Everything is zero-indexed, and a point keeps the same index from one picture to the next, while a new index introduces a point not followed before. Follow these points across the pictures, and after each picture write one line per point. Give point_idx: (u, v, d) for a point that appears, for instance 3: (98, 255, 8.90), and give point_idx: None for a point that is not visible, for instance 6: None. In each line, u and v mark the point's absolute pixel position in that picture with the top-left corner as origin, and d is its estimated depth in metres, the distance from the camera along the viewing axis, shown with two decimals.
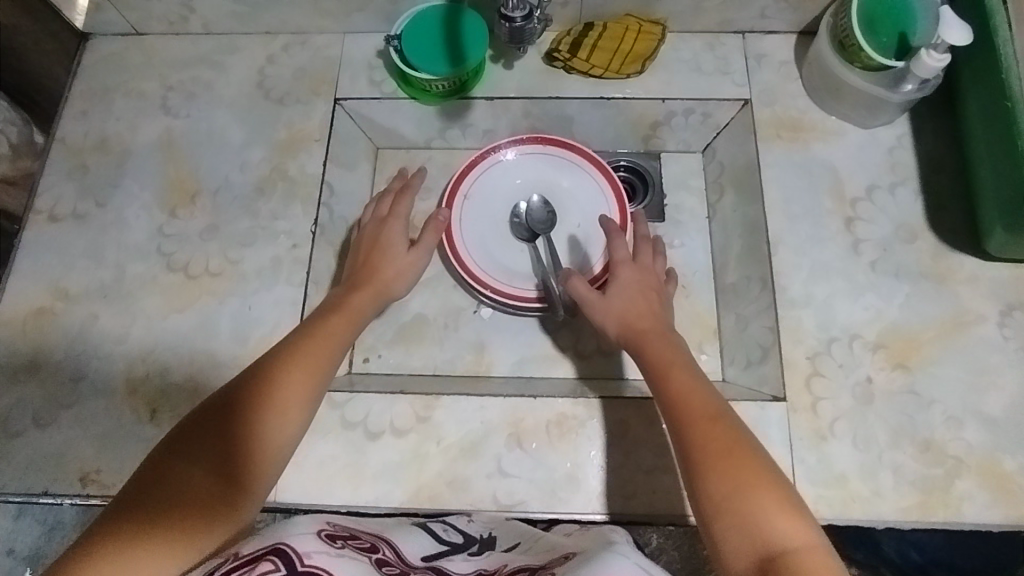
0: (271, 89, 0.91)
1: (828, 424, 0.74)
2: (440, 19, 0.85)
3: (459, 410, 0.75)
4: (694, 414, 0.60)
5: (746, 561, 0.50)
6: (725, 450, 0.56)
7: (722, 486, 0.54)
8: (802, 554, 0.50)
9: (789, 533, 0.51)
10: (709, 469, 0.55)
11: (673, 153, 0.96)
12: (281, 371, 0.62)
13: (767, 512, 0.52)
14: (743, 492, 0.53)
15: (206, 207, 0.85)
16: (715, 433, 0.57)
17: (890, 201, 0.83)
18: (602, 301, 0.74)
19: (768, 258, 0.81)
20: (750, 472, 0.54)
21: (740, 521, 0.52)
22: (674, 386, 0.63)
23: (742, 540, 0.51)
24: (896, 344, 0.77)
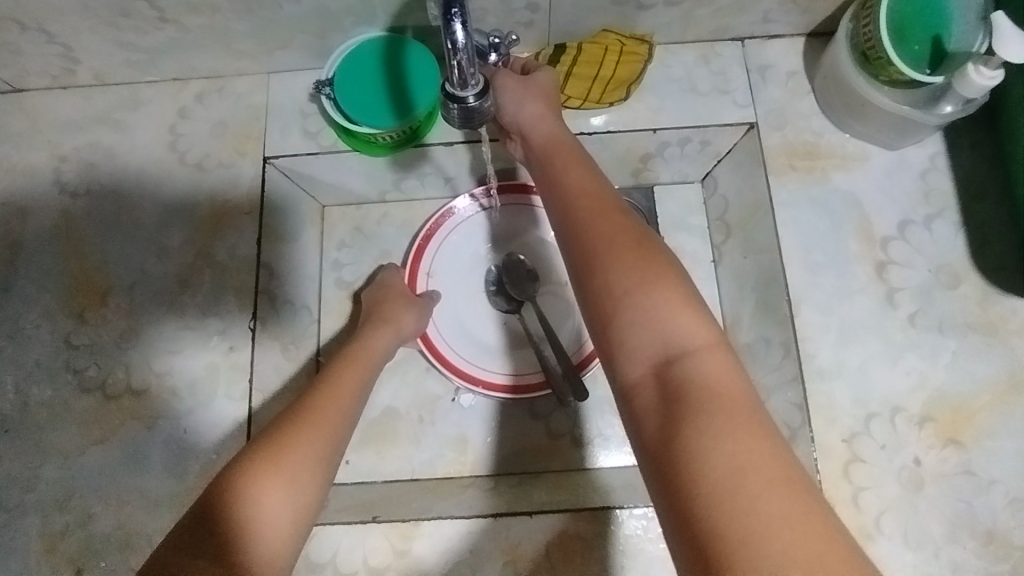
0: (185, 151, 0.76)
1: (874, 520, 0.63)
2: (377, 58, 0.71)
3: (443, 538, 0.64)
4: (591, 207, 0.55)
5: (643, 368, 0.47)
6: (631, 249, 0.51)
7: (624, 276, 0.50)
8: (706, 358, 0.47)
9: (688, 331, 0.47)
10: (613, 261, 0.51)
11: (667, 186, 0.82)
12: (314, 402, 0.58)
13: (671, 317, 0.48)
14: (646, 288, 0.49)
15: (120, 308, 0.71)
16: (620, 236, 0.52)
17: (927, 238, 0.71)
18: (512, 85, 0.65)
19: (790, 319, 0.69)
20: (656, 270, 0.50)
21: (638, 317, 0.48)
22: (570, 180, 0.58)
23: (640, 333, 0.48)
24: (944, 416, 0.66)
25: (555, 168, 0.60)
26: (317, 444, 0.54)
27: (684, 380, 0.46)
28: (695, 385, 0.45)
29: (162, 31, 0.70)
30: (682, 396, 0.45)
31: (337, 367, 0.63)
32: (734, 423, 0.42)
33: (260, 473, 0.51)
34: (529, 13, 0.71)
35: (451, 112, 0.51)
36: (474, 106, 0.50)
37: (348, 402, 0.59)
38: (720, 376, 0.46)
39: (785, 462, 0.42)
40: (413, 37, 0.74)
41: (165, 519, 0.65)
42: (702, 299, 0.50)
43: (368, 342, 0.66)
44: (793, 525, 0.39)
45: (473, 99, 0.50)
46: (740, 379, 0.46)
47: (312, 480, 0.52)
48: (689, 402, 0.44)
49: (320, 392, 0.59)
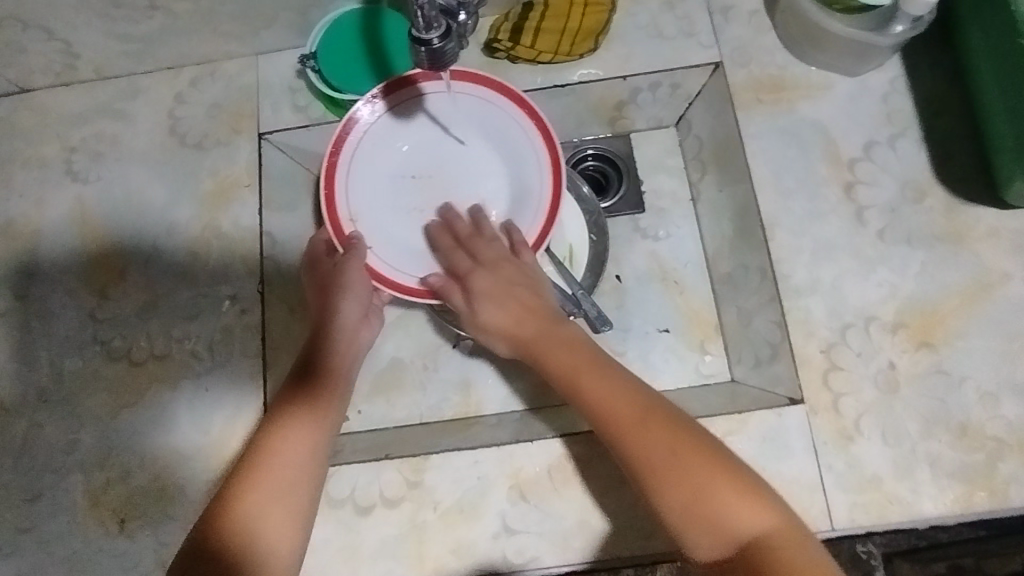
0: (185, 134, 0.80)
1: (853, 422, 0.67)
2: (354, 31, 0.76)
3: (452, 468, 0.69)
4: (625, 425, 0.54)
5: (722, 551, 0.49)
6: (683, 461, 0.51)
7: (685, 500, 0.50)
8: (713, 466, 0.51)
9: (752, 519, 0.49)
10: (674, 491, 0.50)
11: (644, 133, 0.85)
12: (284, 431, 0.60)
13: (727, 509, 0.49)
14: (714, 508, 0.49)
15: (137, 283, 0.76)
16: (665, 443, 0.52)
17: (893, 157, 0.74)
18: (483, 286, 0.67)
19: (765, 244, 0.73)
20: (711, 476, 0.51)
21: (697, 520, 0.50)
22: (599, 390, 0.57)
23: (709, 535, 0.49)
24: (916, 321, 0.69)
25: (576, 388, 0.58)
26: (292, 467, 0.58)
27: (756, 551, 0.48)
28: (775, 561, 0.47)
29: (153, 20, 0.75)
30: (762, 569, 0.47)
31: (314, 382, 0.65)
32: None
33: (238, 513, 0.54)
34: None
35: (419, 55, 0.55)
36: (439, 48, 0.54)
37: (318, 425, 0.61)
38: (780, 534, 0.48)
39: (819, 561, 0.47)
40: (389, 7, 0.78)
41: (196, 470, 0.70)
42: (739, 462, 0.52)
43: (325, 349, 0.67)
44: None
45: (437, 41, 0.54)
46: (744, 465, 0.52)
47: (287, 512, 0.56)
48: (766, 567, 0.47)
49: (293, 418, 0.61)
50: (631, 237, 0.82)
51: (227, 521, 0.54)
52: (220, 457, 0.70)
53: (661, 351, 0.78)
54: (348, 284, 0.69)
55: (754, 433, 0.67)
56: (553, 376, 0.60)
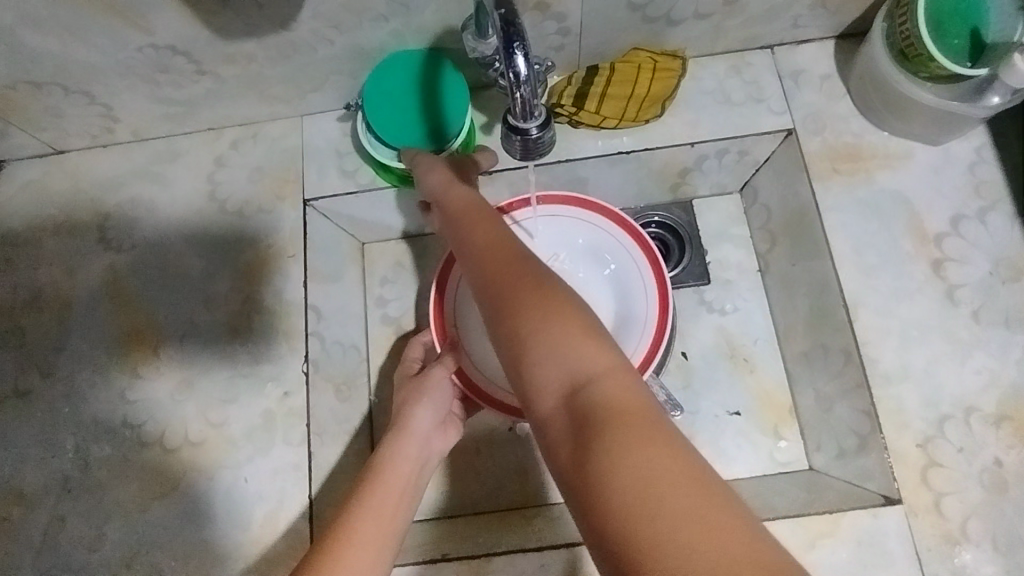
0: (226, 200, 0.76)
1: (959, 527, 0.61)
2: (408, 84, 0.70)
3: (513, 573, 0.60)
4: (501, 282, 0.47)
5: (555, 398, 0.42)
6: (545, 305, 0.45)
7: (539, 339, 0.44)
8: (583, 327, 0.44)
9: (595, 359, 0.43)
10: (534, 337, 0.44)
11: (706, 199, 0.82)
12: (334, 549, 0.49)
13: (577, 347, 0.43)
14: (563, 344, 0.43)
15: (172, 361, 0.71)
16: (524, 292, 0.46)
17: (983, 232, 0.70)
18: (428, 159, 0.62)
19: (849, 325, 0.68)
20: (565, 325, 0.44)
21: (542, 366, 0.43)
22: (485, 250, 0.50)
23: (555, 359, 0.43)
24: (1021, 413, 0.64)
25: (462, 230, 0.54)
26: None
27: (590, 400, 0.41)
28: (603, 408, 0.40)
29: (199, 84, 0.71)
30: (588, 423, 0.40)
31: (370, 495, 0.54)
32: (635, 427, 0.39)
33: None
34: (560, 37, 0.71)
35: (514, 144, 0.51)
36: (536, 137, 0.50)
37: (377, 555, 0.50)
38: (615, 385, 0.42)
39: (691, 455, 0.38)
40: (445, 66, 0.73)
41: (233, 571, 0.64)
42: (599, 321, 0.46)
43: (398, 452, 0.59)
44: (673, 482, 0.36)
45: (534, 132, 0.50)
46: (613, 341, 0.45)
47: None
48: (599, 424, 0.40)
49: (346, 535, 0.50)
50: (695, 309, 0.78)
51: None
52: (260, 559, 0.64)
53: (733, 433, 0.74)
54: (426, 391, 0.66)
55: (849, 536, 0.61)
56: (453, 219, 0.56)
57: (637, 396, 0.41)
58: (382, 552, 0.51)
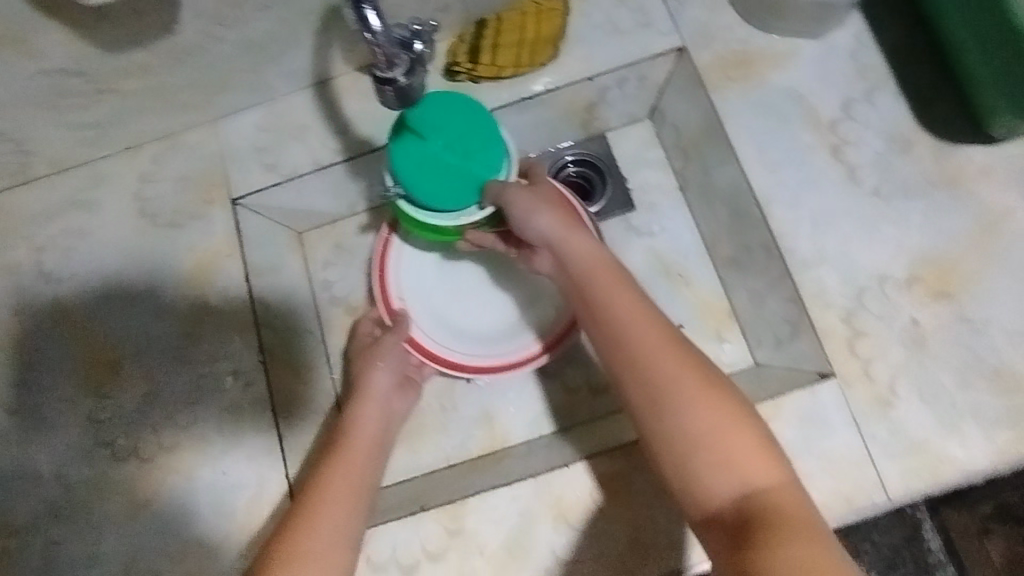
0: (156, 212, 0.78)
1: (888, 386, 0.65)
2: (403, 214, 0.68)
3: (490, 507, 0.64)
4: (683, 371, 0.55)
5: (728, 495, 0.52)
6: (702, 430, 0.54)
7: (711, 457, 0.53)
8: (738, 423, 0.53)
9: (764, 475, 0.52)
10: (691, 459, 0.53)
11: (618, 130, 0.86)
12: (313, 503, 0.56)
13: (768, 504, 0.50)
14: (743, 495, 0.51)
15: (133, 376, 0.73)
16: (711, 400, 0.54)
17: (873, 113, 0.74)
18: (523, 197, 0.66)
19: (763, 221, 0.71)
20: (735, 437, 0.53)
21: (731, 508, 0.51)
22: (637, 336, 0.58)
23: (720, 473, 0.52)
24: (929, 273, 0.68)
25: (601, 300, 0.60)
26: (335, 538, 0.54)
27: (765, 504, 0.50)
28: (806, 572, 0.45)
29: (103, 102, 0.72)
30: (756, 530, 0.49)
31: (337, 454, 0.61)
32: (812, 559, 0.45)
33: None
34: None
35: (386, 94, 0.55)
36: (405, 84, 0.55)
37: (351, 501, 0.57)
38: (800, 523, 0.49)
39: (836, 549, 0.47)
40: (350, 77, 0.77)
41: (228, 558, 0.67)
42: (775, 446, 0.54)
43: (361, 414, 0.66)
44: (804, 557, 0.46)
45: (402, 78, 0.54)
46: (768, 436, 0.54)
47: None
48: (762, 521, 0.49)
49: (320, 490, 0.57)
50: (625, 236, 0.82)
51: None
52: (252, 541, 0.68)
53: None
54: (379, 355, 0.71)
55: (792, 414, 0.65)
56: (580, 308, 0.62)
57: (759, 445, 0.53)
58: (356, 500, 0.57)
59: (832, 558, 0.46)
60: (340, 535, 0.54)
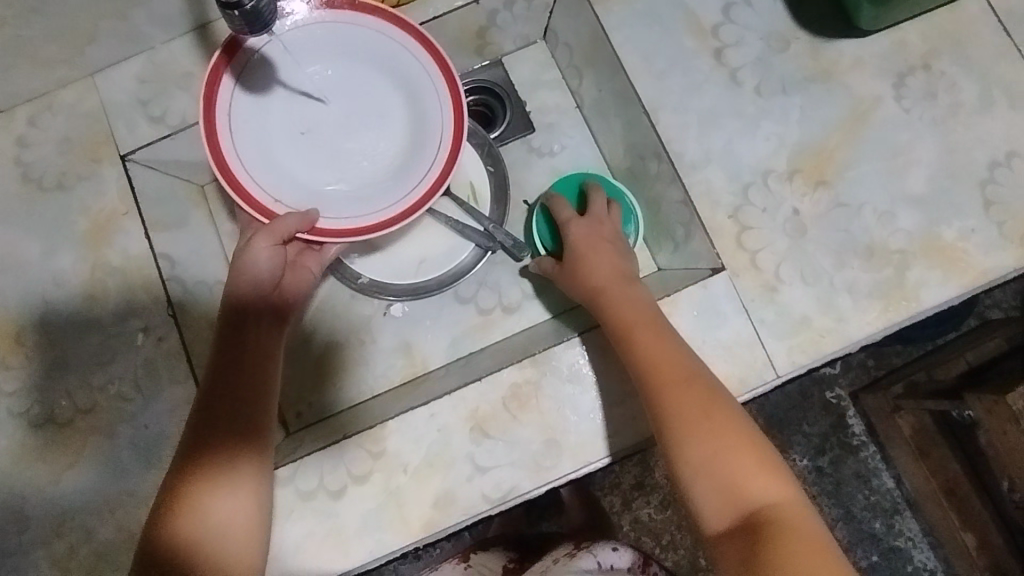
0: (40, 176, 0.75)
1: (773, 273, 0.70)
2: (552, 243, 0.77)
3: (410, 427, 0.67)
4: (666, 381, 0.59)
5: (722, 516, 0.54)
6: (694, 419, 0.57)
7: (703, 453, 0.56)
8: (731, 422, 0.57)
9: (767, 490, 0.54)
10: (689, 452, 0.56)
11: (514, 53, 0.86)
12: (218, 433, 0.58)
13: (751, 481, 0.55)
14: (738, 478, 0.55)
15: (39, 344, 0.72)
16: (693, 402, 0.58)
17: (751, 13, 0.75)
18: (580, 236, 0.71)
19: (652, 129, 0.73)
20: (728, 432, 0.57)
21: (721, 494, 0.55)
22: (647, 348, 0.61)
23: (716, 496, 0.55)
24: (808, 164, 0.72)
25: (629, 334, 0.62)
26: (246, 471, 0.58)
27: (747, 492, 0.54)
28: (781, 529, 0.52)
29: None
30: (760, 530, 0.52)
31: (240, 371, 0.61)
32: (790, 534, 0.51)
33: (191, 518, 0.54)
34: None
35: (233, 19, 0.51)
36: (253, 7, 0.50)
37: (257, 426, 0.59)
38: (785, 507, 0.53)
39: (821, 534, 0.52)
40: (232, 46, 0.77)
41: None
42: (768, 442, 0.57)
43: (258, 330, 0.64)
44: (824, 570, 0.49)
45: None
46: (774, 454, 0.57)
47: (236, 525, 0.56)
48: (770, 529, 0.52)
49: (226, 416, 0.59)
50: (526, 158, 0.84)
51: (181, 536, 0.54)
52: None
53: None
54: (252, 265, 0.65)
55: (685, 310, 0.69)
56: (611, 316, 0.64)
57: (765, 459, 0.56)
58: (259, 427, 0.59)
59: (810, 522, 0.53)
60: (251, 466, 0.58)
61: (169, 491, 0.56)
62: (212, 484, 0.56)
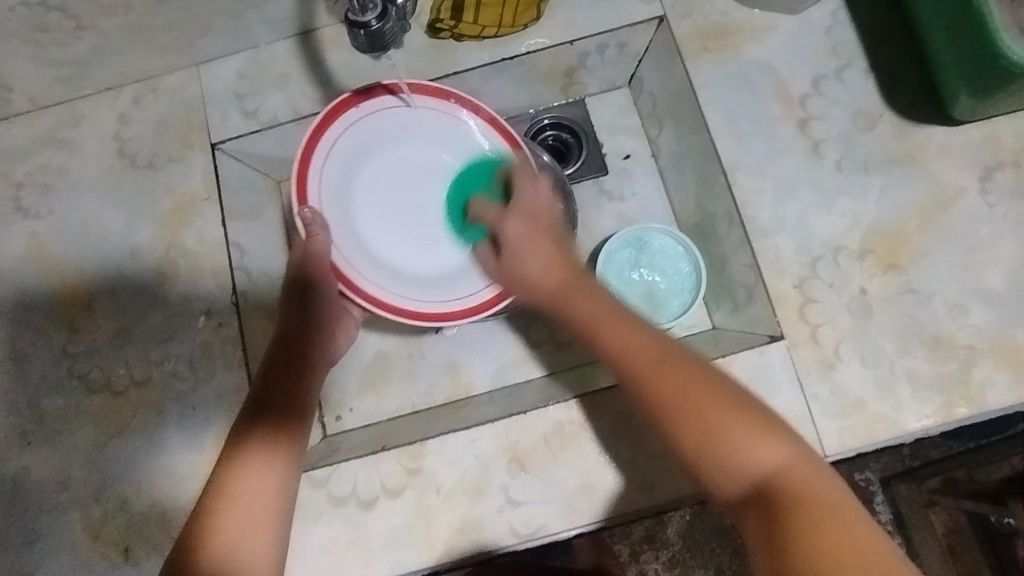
0: (134, 153, 0.79)
1: (833, 350, 0.69)
2: (610, 281, 0.79)
3: (449, 449, 0.67)
4: (670, 401, 0.53)
5: (737, 488, 0.50)
6: (706, 436, 0.51)
7: (729, 470, 0.50)
8: (764, 433, 0.51)
9: (843, 541, 0.44)
10: (715, 465, 0.50)
11: (597, 95, 0.87)
12: (275, 396, 0.62)
13: (821, 530, 0.45)
14: (795, 515, 0.46)
15: (106, 312, 0.75)
16: (717, 407, 0.52)
17: (841, 88, 0.75)
18: (517, 201, 0.71)
19: (728, 189, 0.73)
20: (758, 435, 0.51)
21: (783, 526, 0.46)
22: (611, 338, 0.57)
23: (728, 473, 0.50)
24: (882, 245, 0.71)
25: (600, 335, 0.58)
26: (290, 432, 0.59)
27: (800, 516, 0.46)
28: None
29: (82, 41, 0.73)
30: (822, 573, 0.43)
31: (294, 357, 0.66)
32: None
33: (241, 461, 0.56)
34: None
35: (359, 38, 0.56)
36: (377, 29, 0.56)
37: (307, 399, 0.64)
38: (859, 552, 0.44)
39: None
40: (332, 54, 0.80)
41: (194, 488, 0.70)
42: (809, 450, 0.51)
43: (313, 329, 0.68)
44: (864, 544, 0.44)
45: (375, 22, 0.55)
46: (770, 416, 0.52)
47: (283, 477, 0.56)
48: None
49: (285, 391, 0.63)
50: (596, 199, 0.85)
51: (231, 480, 0.55)
52: None
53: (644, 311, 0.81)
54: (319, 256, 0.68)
55: (737, 375, 0.68)
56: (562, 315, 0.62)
57: (826, 486, 0.48)
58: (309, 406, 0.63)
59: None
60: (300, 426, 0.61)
61: (226, 445, 0.58)
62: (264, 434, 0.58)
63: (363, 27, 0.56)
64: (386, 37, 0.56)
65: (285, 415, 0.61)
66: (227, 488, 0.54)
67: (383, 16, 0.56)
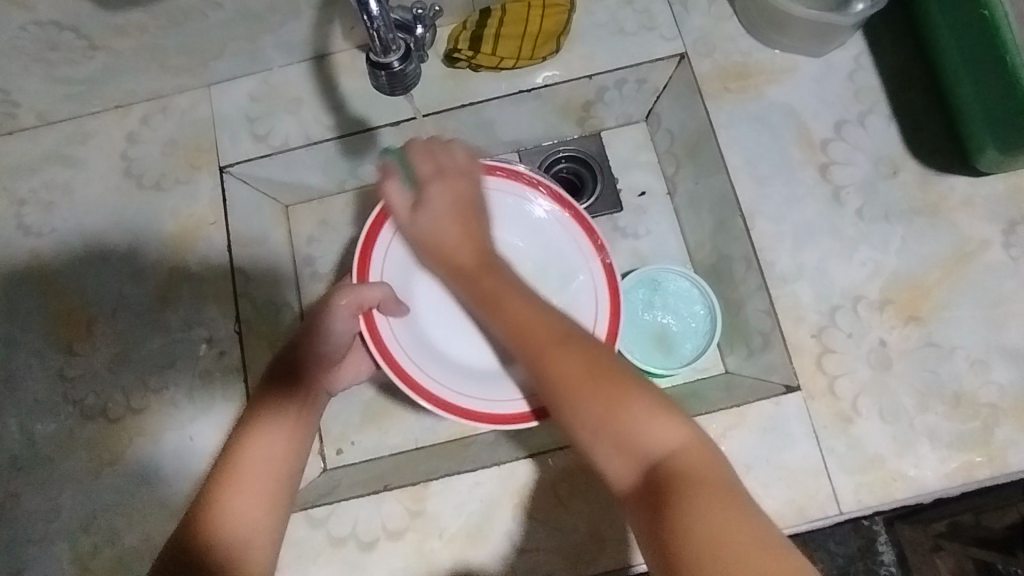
0: (141, 174, 0.77)
1: (851, 404, 0.67)
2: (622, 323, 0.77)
3: (452, 493, 0.65)
4: (547, 347, 0.49)
5: (620, 465, 0.46)
6: (582, 380, 0.47)
7: (593, 415, 0.46)
8: (630, 388, 0.47)
9: (715, 518, 0.41)
10: (583, 411, 0.47)
11: (614, 130, 0.86)
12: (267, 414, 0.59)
13: (686, 507, 0.42)
14: (665, 487, 0.43)
15: (105, 337, 0.73)
16: (587, 368, 0.47)
17: (864, 134, 0.74)
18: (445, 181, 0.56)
19: (746, 233, 0.72)
20: (620, 386, 0.47)
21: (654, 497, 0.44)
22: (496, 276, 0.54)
23: (603, 435, 0.46)
24: (902, 297, 0.70)
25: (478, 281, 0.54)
26: (279, 455, 0.56)
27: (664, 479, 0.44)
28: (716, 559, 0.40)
29: (94, 59, 0.71)
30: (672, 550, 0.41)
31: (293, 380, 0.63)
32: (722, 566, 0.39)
33: (228, 484, 0.53)
34: None
35: (380, 78, 0.56)
36: (399, 70, 0.56)
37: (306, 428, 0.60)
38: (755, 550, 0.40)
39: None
40: (346, 80, 0.79)
41: None
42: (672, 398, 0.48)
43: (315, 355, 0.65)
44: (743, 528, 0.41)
45: (397, 64, 0.55)
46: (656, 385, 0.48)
47: (272, 514, 0.53)
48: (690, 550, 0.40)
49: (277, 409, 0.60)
50: (610, 236, 0.83)
51: (217, 505, 0.52)
52: None
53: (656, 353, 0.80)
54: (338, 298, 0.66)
55: (753, 427, 0.66)
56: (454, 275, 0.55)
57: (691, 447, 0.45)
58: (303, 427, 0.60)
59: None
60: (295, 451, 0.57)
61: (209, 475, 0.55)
62: (251, 459, 0.55)
63: (384, 68, 0.56)
64: (407, 79, 0.56)
65: (285, 435, 0.58)
66: (209, 520, 0.51)
67: (405, 57, 0.56)
